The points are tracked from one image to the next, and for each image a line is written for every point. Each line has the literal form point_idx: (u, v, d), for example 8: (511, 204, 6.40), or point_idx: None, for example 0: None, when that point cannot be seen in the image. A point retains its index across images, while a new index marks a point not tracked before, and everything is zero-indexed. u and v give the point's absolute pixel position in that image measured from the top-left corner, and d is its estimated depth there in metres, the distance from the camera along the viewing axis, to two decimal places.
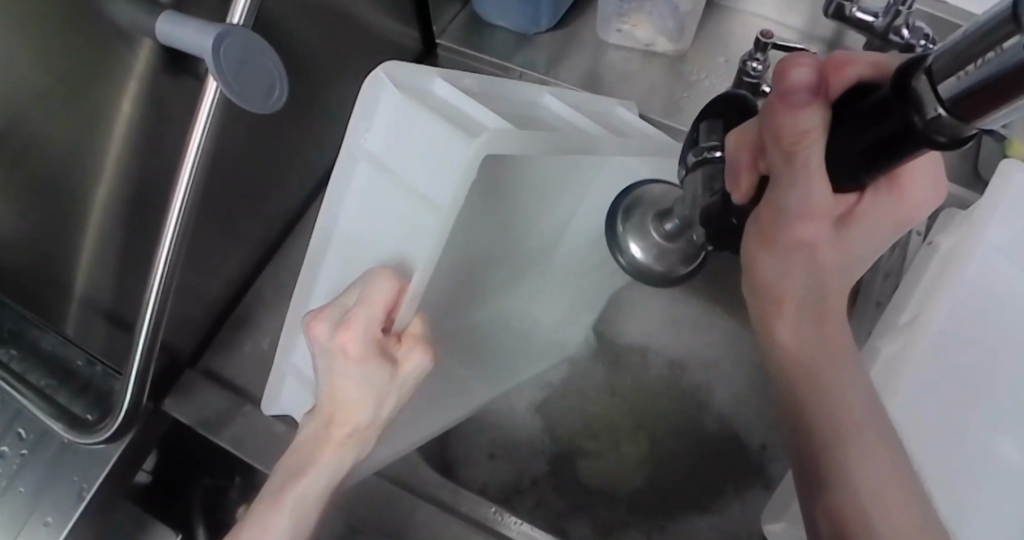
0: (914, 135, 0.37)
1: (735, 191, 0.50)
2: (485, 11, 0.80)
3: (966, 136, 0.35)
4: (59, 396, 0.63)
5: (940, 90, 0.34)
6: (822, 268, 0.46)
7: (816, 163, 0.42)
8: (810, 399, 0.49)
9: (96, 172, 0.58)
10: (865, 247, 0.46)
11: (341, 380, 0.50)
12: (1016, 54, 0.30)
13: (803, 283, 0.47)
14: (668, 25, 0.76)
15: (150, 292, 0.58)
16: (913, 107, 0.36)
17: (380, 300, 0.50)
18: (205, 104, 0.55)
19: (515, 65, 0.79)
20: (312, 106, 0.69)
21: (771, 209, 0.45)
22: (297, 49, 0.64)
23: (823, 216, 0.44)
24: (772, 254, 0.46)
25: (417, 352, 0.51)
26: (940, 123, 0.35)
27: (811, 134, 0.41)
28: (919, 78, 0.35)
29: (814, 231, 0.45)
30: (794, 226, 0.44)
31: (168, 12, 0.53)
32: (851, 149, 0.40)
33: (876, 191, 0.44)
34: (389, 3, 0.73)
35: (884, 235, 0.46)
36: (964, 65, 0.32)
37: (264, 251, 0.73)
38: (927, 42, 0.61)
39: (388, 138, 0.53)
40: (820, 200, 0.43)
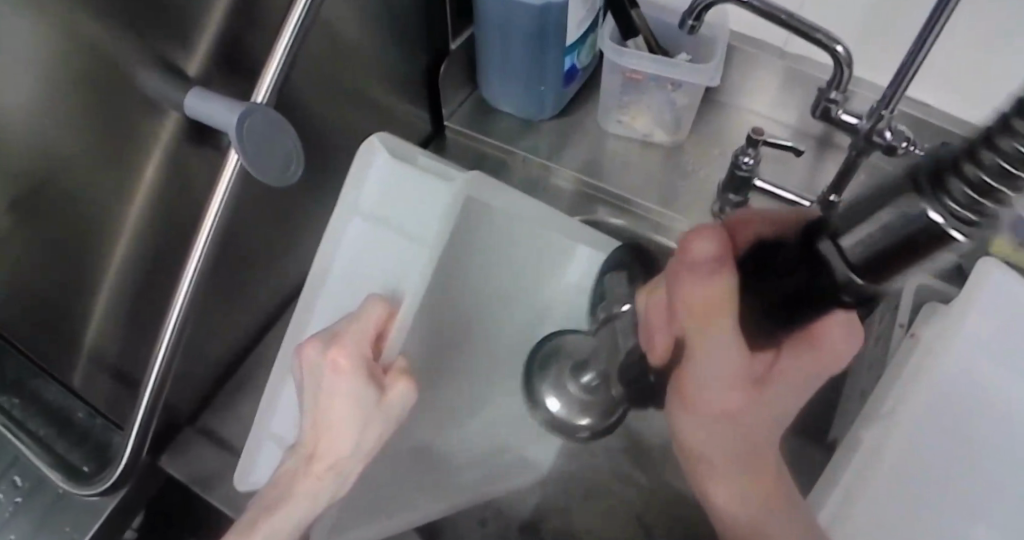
0: (819, 289, 0.41)
1: (651, 352, 0.54)
2: (492, 98, 0.84)
3: (868, 294, 0.40)
4: (57, 446, 0.63)
5: (846, 250, 0.37)
6: (753, 429, 0.52)
7: (730, 328, 0.46)
8: (749, 502, 0.53)
9: (117, 232, 0.60)
10: (789, 404, 0.51)
11: (327, 397, 0.53)
12: (922, 217, 0.33)
13: (729, 447, 0.53)
14: (665, 117, 0.80)
15: (159, 348, 0.60)
16: (820, 268, 0.40)
17: (371, 321, 0.57)
18: (226, 174, 0.58)
19: (520, 150, 0.83)
20: (322, 180, 0.72)
21: (693, 380, 0.50)
22: (313, 123, 0.68)
23: (738, 379, 0.49)
24: (701, 424, 0.52)
25: (402, 383, 0.54)
26: (849, 286, 0.39)
27: (727, 300, 0.45)
28: (824, 242, 0.39)
29: (734, 397, 0.49)
30: (704, 386, 0.50)
31: (197, 88, 0.58)
32: (779, 295, 0.44)
33: (794, 346, 0.48)
34: (402, 86, 0.77)
35: (803, 388, 0.50)
36: (862, 226, 0.36)
37: (269, 315, 0.74)
38: (909, 144, 0.65)
39: (382, 194, 0.66)
40: (730, 368, 0.48)
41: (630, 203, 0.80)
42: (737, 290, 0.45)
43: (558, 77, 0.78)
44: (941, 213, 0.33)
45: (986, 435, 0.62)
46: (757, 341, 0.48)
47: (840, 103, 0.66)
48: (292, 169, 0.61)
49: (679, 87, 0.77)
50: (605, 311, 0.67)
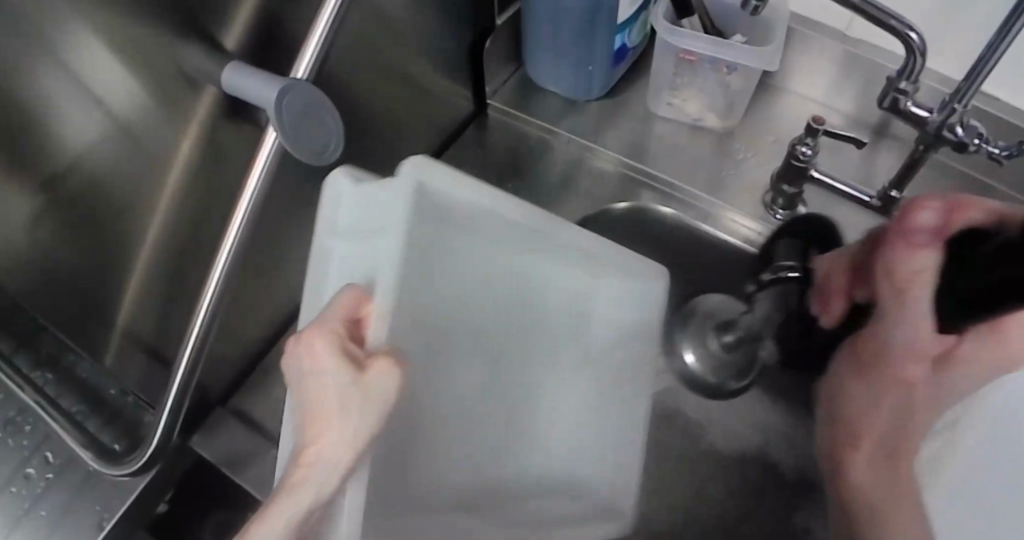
0: None
1: (824, 314, 0.70)
2: (537, 76, 0.81)
3: None
4: (89, 423, 0.64)
5: None
6: (919, 396, 0.66)
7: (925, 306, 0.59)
8: (877, 493, 0.66)
9: (151, 210, 0.59)
10: (963, 386, 0.64)
11: (312, 389, 0.45)
12: None
13: (888, 410, 0.67)
14: (716, 101, 0.77)
15: (192, 329, 0.59)
16: None
17: (344, 310, 0.46)
18: (263, 151, 0.57)
19: (564, 131, 0.80)
20: (360, 158, 0.70)
21: (875, 346, 0.65)
22: (352, 101, 0.65)
23: (924, 358, 0.63)
24: (866, 385, 0.67)
25: (382, 363, 0.44)
26: None
27: (919, 274, 0.58)
28: None
29: (917, 369, 0.64)
30: (896, 350, 0.63)
31: (236, 62, 0.56)
32: (949, 298, 0.57)
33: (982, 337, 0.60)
34: (445, 63, 0.74)
35: (983, 375, 0.63)
36: None
37: (304, 295, 0.73)
38: (981, 141, 0.61)
39: (349, 227, 0.51)
40: (924, 342, 0.62)
41: (676, 189, 0.77)
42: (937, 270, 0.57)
43: (607, 56, 0.75)
44: None
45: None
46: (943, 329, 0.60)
47: (910, 94, 0.62)
48: (331, 149, 0.59)
49: (734, 70, 0.73)
50: (769, 272, 0.68)
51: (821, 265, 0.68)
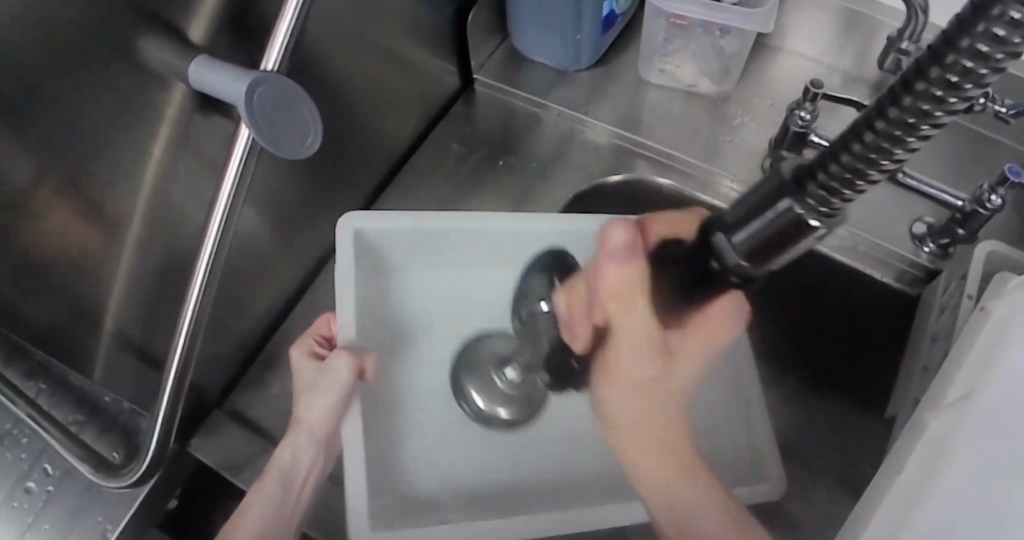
0: (715, 274, 0.41)
1: (574, 341, 0.54)
2: (524, 48, 0.77)
3: (759, 275, 0.39)
4: (85, 433, 0.65)
5: (734, 239, 0.37)
6: (659, 399, 0.50)
7: (644, 304, 0.48)
8: (694, 509, 0.49)
9: (128, 214, 0.57)
10: (692, 374, 0.52)
11: (302, 386, 0.59)
12: (789, 212, 0.33)
13: (639, 406, 0.50)
14: (711, 65, 0.74)
15: (179, 335, 0.57)
16: (709, 253, 0.40)
17: (316, 328, 0.62)
18: (237, 149, 0.54)
19: (553, 104, 0.77)
20: (342, 146, 0.68)
21: (609, 363, 0.51)
22: (330, 86, 0.63)
23: (653, 344, 0.49)
24: (643, 391, 0.50)
25: (341, 354, 0.57)
26: (738, 269, 0.38)
27: (633, 286, 0.48)
28: (716, 234, 0.39)
29: (648, 367, 0.49)
30: (626, 341, 0.49)
31: (202, 57, 0.53)
32: (677, 281, 0.46)
33: (689, 324, 0.50)
34: (427, 39, 0.71)
35: (706, 357, 0.52)
36: (750, 219, 0.35)
37: (296, 288, 0.71)
38: (987, 100, 0.59)
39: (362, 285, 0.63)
40: (644, 327, 0.49)
41: (668, 155, 0.75)
42: (647, 273, 0.47)
43: (596, 23, 0.71)
44: (811, 213, 0.32)
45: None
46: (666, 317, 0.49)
47: (912, 54, 0.59)
48: (309, 143, 0.56)
49: (727, 33, 0.70)
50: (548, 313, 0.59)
51: (561, 301, 0.57)
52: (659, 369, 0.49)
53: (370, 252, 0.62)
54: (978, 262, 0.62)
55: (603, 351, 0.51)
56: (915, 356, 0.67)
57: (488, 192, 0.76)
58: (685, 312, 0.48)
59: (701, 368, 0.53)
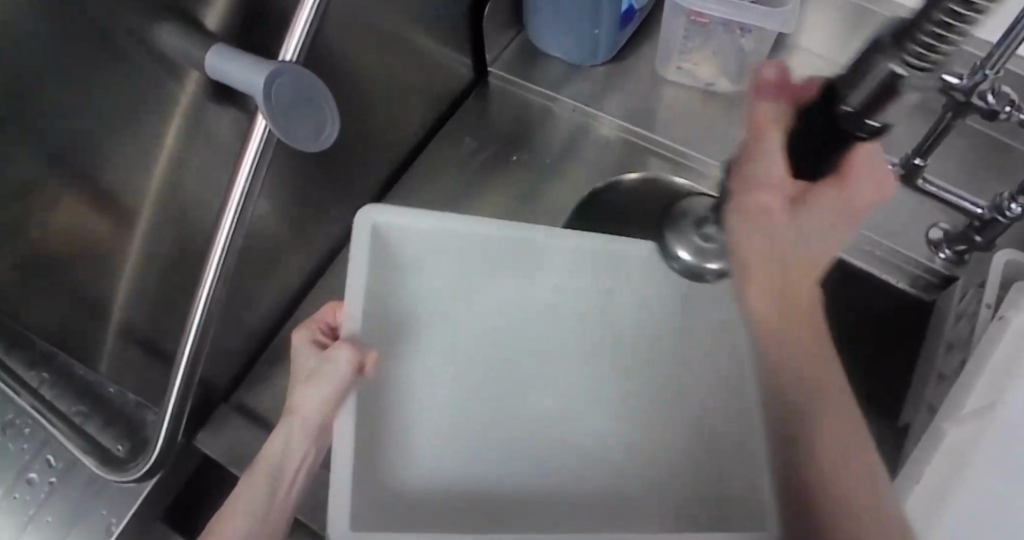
0: (844, 132, 0.42)
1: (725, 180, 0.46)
2: (539, 42, 0.76)
3: (881, 129, 0.42)
4: (89, 424, 0.63)
5: (847, 97, 0.41)
6: (809, 266, 0.43)
7: (774, 148, 0.43)
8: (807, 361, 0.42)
9: (137, 203, 0.56)
10: (823, 231, 0.43)
11: (296, 376, 0.54)
12: (886, 70, 0.38)
13: (763, 251, 0.42)
14: (729, 64, 0.73)
15: (189, 326, 0.55)
16: (827, 103, 0.42)
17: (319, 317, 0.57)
18: (253, 140, 0.53)
19: (570, 101, 0.76)
20: (354, 138, 0.66)
21: (743, 184, 0.43)
22: (345, 77, 0.61)
23: (778, 184, 0.42)
24: (782, 251, 0.42)
25: (343, 346, 0.53)
26: (848, 117, 0.42)
27: (766, 131, 0.44)
28: (844, 82, 0.41)
29: (772, 198, 0.42)
30: (756, 188, 0.42)
31: (219, 45, 0.51)
32: (810, 125, 0.43)
33: (829, 181, 0.43)
34: (443, 30, 0.70)
35: (840, 237, 0.44)
36: (852, 84, 0.41)
37: (305, 281, 0.70)
38: (1012, 109, 0.58)
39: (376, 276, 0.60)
40: (776, 171, 0.43)
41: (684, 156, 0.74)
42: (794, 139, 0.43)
43: (615, 18, 0.70)
44: (902, 65, 0.37)
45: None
46: (797, 168, 0.43)
47: None
48: (326, 135, 0.55)
49: (747, 32, 0.69)
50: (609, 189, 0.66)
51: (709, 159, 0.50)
52: (783, 206, 0.42)
53: (389, 247, 0.60)
54: (996, 270, 0.62)
55: (737, 178, 0.44)
56: (930, 363, 0.66)
57: (500, 187, 0.75)
58: (841, 181, 0.43)
59: (828, 236, 0.43)
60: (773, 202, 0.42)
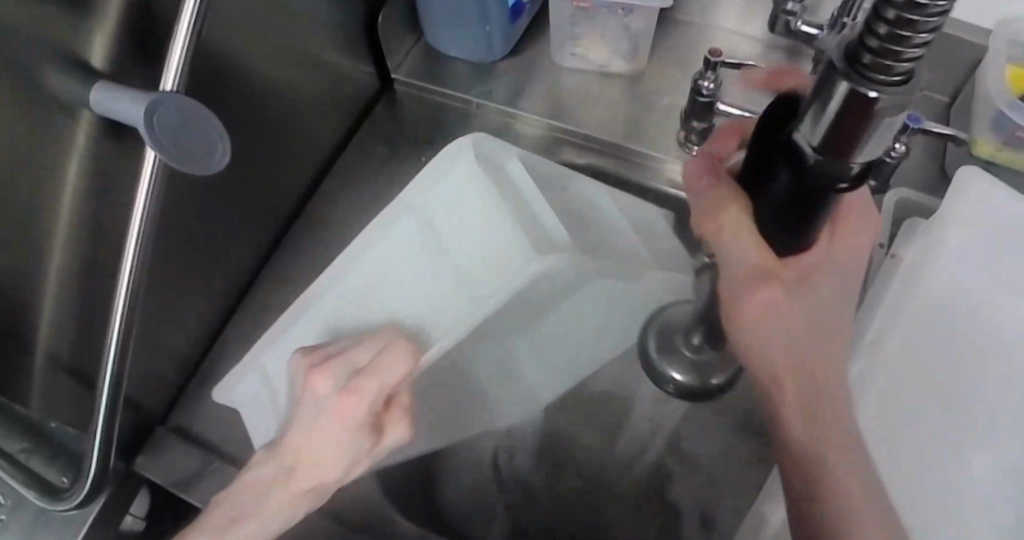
0: (814, 181, 0.39)
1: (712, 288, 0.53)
2: (440, 45, 0.78)
3: (859, 172, 0.37)
4: (33, 461, 0.63)
5: (813, 135, 0.36)
6: (822, 320, 0.47)
7: (750, 229, 0.46)
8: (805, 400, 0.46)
9: (47, 241, 0.58)
10: (835, 294, 0.48)
11: (319, 436, 0.55)
12: (847, 94, 0.32)
13: (778, 336, 0.46)
14: (621, 45, 0.75)
15: (109, 353, 0.58)
16: (796, 164, 0.38)
17: (392, 374, 0.57)
18: (145, 169, 0.56)
19: (472, 95, 0.78)
20: (264, 156, 0.69)
21: (730, 297, 0.48)
22: (241, 101, 0.64)
23: (772, 276, 0.46)
24: (751, 316, 0.47)
25: (398, 429, 0.58)
26: (822, 168, 0.37)
27: (728, 204, 0.47)
28: (794, 134, 0.38)
29: (770, 294, 0.46)
30: (742, 285, 0.47)
31: (101, 83, 0.54)
32: (766, 203, 0.44)
33: (824, 252, 0.48)
34: (342, 44, 0.73)
35: (846, 292, 0.48)
36: (816, 112, 0.35)
37: (233, 299, 0.72)
38: None
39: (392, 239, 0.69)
40: (758, 261, 0.46)
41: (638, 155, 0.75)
42: (742, 196, 0.47)
43: (504, 14, 0.72)
44: (870, 87, 0.31)
45: (973, 349, 0.59)
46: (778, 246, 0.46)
47: (799, 14, 0.60)
48: (218, 152, 0.58)
49: (631, 12, 0.72)
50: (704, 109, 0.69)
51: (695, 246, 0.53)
52: (779, 290, 0.46)
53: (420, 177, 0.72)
54: (889, 206, 0.66)
55: (727, 296, 0.49)
56: None
57: None
58: (809, 266, 0.47)
59: (835, 294, 0.48)
60: (709, 213, 0.48)
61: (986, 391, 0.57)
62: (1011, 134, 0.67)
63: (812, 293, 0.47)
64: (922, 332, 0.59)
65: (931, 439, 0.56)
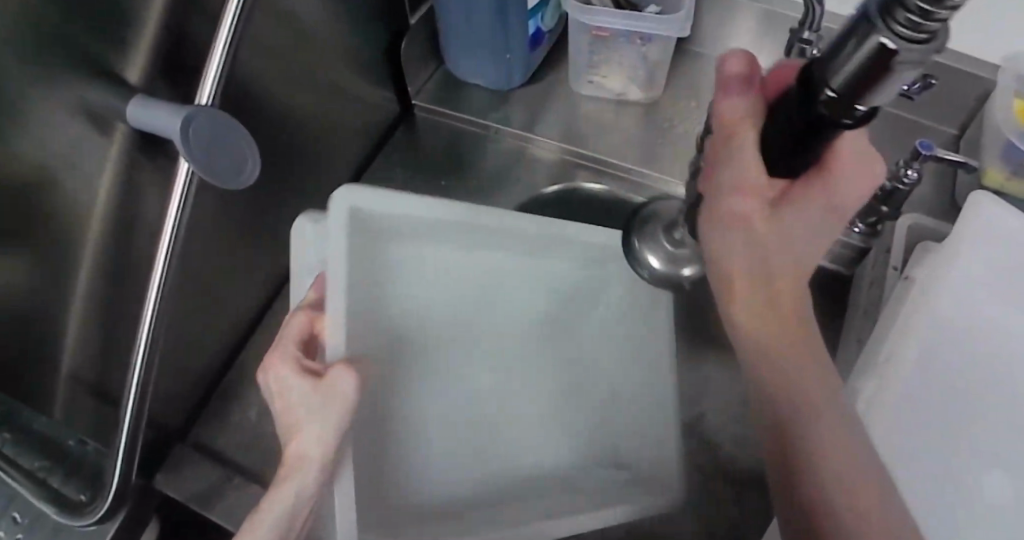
0: (824, 123, 0.39)
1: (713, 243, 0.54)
2: (459, 72, 0.80)
3: (867, 115, 0.37)
4: (52, 479, 0.61)
5: (834, 77, 0.36)
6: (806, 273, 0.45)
7: (750, 149, 0.43)
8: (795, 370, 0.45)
9: (77, 252, 0.58)
10: (806, 240, 0.45)
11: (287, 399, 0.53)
12: (872, 40, 0.32)
13: (746, 260, 0.44)
14: (637, 74, 0.77)
15: (135, 363, 0.58)
16: (813, 99, 0.38)
17: (293, 332, 0.55)
18: (178, 182, 0.57)
19: (488, 122, 0.80)
20: (286, 176, 0.70)
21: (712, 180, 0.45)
22: (268, 120, 0.66)
23: (756, 192, 0.43)
24: (749, 253, 0.44)
25: (342, 370, 0.52)
26: (837, 106, 0.37)
27: (741, 120, 0.44)
28: (814, 73, 0.37)
29: (743, 204, 0.44)
30: (726, 207, 0.44)
31: (139, 97, 0.55)
32: (779, 138, 0.41)
33: (812, 180, 0.44)
34: (366, 68, 0.75)
35: (821, 230, 0.45)
36: (841, 58, 0.34)
37: (251, 318, 0.73)
38: (890, 80, 0.61)
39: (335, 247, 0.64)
40: (751, 177, 0.43)
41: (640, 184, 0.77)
42: (758, 132, 0.43)
43: (524, 42, 0.74)
44: (892, 37, 0.31)
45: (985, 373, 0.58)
46: (772, 167, 0.43)
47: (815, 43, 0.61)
48: (249, 168, 0.59)
49: (648, 41, 0.73)
50: None
51: (722, 104, 0.45)
52: (759, 204, 0.43)
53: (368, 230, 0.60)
54: (900, 237, 0.66)
55: (711, 191, 0.45)
56: (850, 332, 0.69)
57: None
58: (793, 191, 0.44)
59: (813, 232, 0.45)
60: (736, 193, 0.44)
61: (1005, 416, 0.57)
62: (1018, 163, 0.69)
63: (784, 225, 0.44)
64: (942, 352, 0.58)
65: (954, 463, 0.56)
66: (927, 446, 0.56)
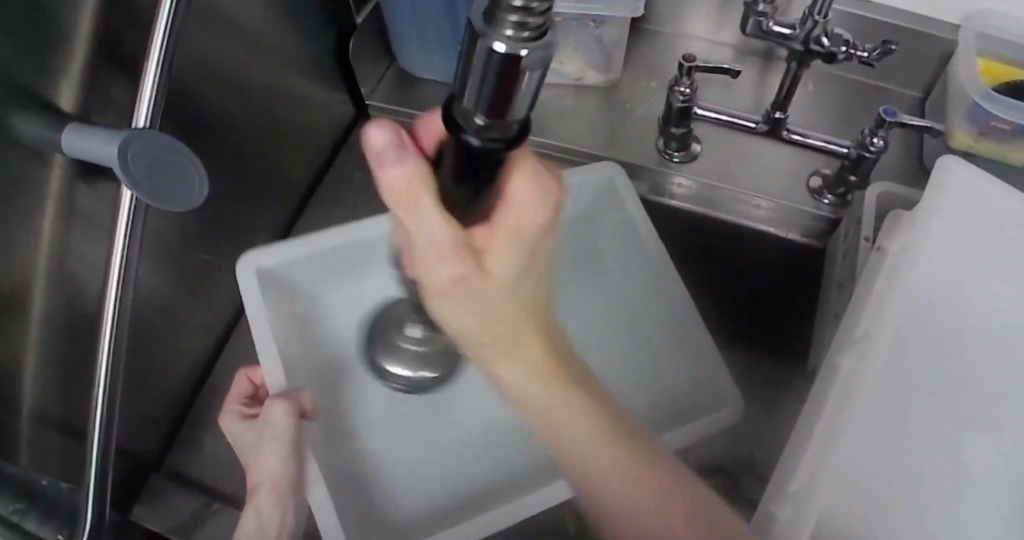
0: (471, 151, 0.31)
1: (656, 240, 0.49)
2: (413, 68, 0.78)
3: (515, 129, 0.30)
4: (27, 521, 0.57)
5: (485, 98, 0.28)
6: (515, 306, 0.38)
7: (429, 202, 0.35)
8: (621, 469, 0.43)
9: (27, 290, 0.56)
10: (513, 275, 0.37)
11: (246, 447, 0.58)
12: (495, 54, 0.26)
13: (470, 318, 0.38)
14: (595, 57, 0.75)
15: (97, 399, 0.57)
16: (453, 128, 0.31)
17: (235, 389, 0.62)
18: (122, 210, 0.55)
19: None
20: (238, 192, 0.68)
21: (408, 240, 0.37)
22: (215, 135, 0.63)
23: (460, 251, 0.36)
24: (488, 330, 0.38)
25: (276, 404, 0.55)
26: (465, 115, 0.30)
27: (413, 191, 0.35)
28: (452, 106, 0.31)
29: (455, 270, 0.36)
30: (420, 264, 0.37)
31: (73, 124, 0.53)
32: (453, 183, 0.34)
33: (487, 219, 0.37)
34: (315, 72, 0.72)
35: (524, 271, 0.38)
36: (467, 77, 0.28)
37: (218, 339, 0.71)
38: (849, 48, 0.60)
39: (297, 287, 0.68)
40: (434, 237, 0.36)
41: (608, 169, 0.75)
42: (435, 190, 0.35)
43: None
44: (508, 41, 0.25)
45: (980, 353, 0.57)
46: (457, 218, 0.36)
47: (771, 14, 0.61)
48: (196, 188, 0.57)
49: (602, 23, 0.72)
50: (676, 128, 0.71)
51: (387, 163, 0.35)
52: (461, 267, 0.36)
53: (275, 284, 0.65)
54: (870, 206, 0.65)
55: (412, 260, 0.38)
56: (828, 307, 0.68)
57: None
58: (473, 232, 0.37)
59: (522, 269, 0.38)
60: (396, 162, 0.35)
61: (987, 393, 0.56)
62: (986, 125, 0.68)
63: (491, 280, 0.37)
64: (920, 325, 0.57)
65: (936, 438, 0.54)
66: (914, 430, 0.54)
